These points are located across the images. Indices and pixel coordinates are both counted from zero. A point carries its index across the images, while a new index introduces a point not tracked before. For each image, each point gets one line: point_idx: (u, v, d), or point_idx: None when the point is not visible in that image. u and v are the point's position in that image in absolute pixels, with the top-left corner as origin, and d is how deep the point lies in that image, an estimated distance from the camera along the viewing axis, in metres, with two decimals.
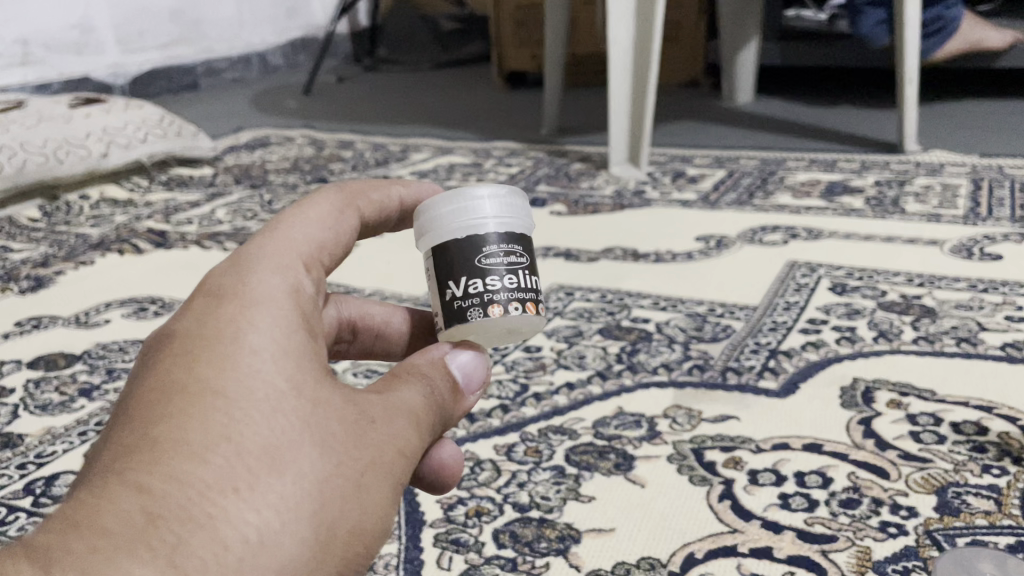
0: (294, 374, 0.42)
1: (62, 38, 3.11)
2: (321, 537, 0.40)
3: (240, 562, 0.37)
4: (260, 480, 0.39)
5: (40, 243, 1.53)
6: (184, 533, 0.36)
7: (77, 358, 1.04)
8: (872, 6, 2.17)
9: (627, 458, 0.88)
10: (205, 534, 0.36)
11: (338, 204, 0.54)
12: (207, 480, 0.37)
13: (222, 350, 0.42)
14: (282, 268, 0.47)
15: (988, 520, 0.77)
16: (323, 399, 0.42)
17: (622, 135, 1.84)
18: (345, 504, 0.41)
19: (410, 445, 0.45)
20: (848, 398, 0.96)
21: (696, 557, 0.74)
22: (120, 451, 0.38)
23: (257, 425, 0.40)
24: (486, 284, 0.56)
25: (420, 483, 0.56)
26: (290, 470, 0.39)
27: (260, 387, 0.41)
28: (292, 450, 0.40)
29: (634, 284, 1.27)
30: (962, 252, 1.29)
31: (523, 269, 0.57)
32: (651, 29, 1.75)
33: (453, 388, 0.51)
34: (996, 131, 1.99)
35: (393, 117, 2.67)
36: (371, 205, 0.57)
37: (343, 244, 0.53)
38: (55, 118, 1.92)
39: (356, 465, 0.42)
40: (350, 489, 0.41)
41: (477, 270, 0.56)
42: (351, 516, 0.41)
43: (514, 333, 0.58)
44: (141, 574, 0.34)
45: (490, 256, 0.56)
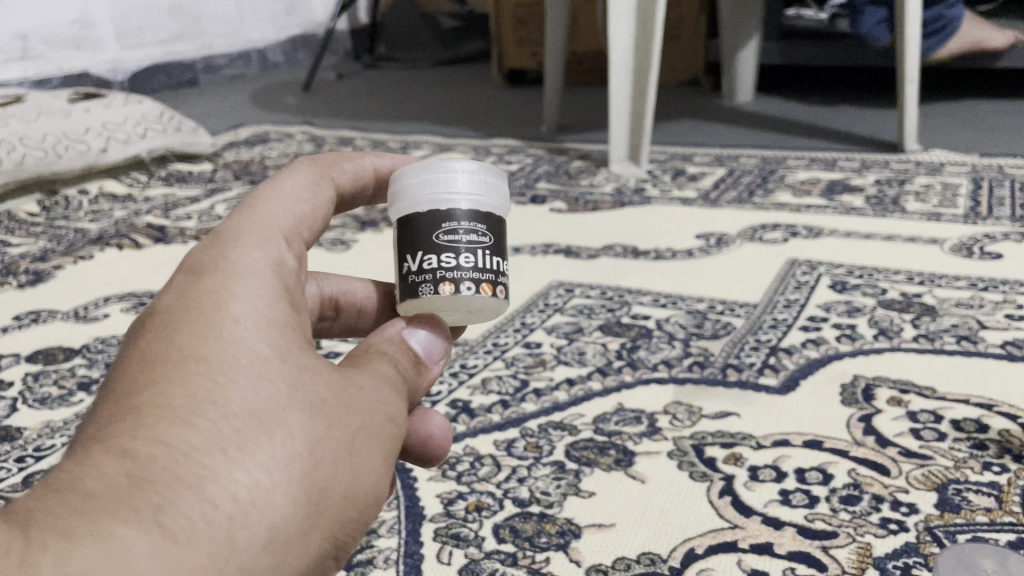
0: (277, 341, 0.42)
1: (61, 33, 3.10)
2: (313, 499, 0.39)
3: (230, 521, 0.36)
4: (249, 442, 0.38)
5: (39, 238, 1.53)
6: (171, 493, 0.36)
7: (76, 352, 1.04)
8: (872, 6, 2.17)
9: (627, 454, 0.88)
10: (193, 494, 0.36)
11: (316, 182, 0.54)
12: (194, 442, 0.37)
13: (204, 319, 0.42)
14: (264, 241, 0.47)
15: (988, 517, 0.77)
16: (308, 366, 0.42)
17: (622, 133, 1.84)
18: (336, 467, 0.41)
19: (397, 412, 0.45)
20: (847, 395, 0.96)
21: (696, 553, 0.74)
22: (103, 421, 0.38)
23: (242, 390, 0.39)
24: (440, 260, 0.56)
25: (409, 456, 0.57)
26: (278, 431, 0.39)
27: (243, 353, 0.41)
28: (279, 414, 0.40)
29: (634, 281, 1.27)
30: (962, 251, 1.29)
31: (482, 249, 0.56)
32: (652, 26, 1.75)
33: (414, 360, 0.51)
34: (995, 132, 1.99)
35: (393, 115, 2.66)
36: (344, 177, 0.57)
37: (320, 220, 0.53)
38: (54, 112, 1.91)
39: (345, 428, 0.42)
40: (340, 452, 0.41)
41: (434, 245, 0.56)
42: (345, 478, 0.41)
43: (475, 312, 0.58)
44: (128, 531, 0.33)
45: (449, 232, 0.56)
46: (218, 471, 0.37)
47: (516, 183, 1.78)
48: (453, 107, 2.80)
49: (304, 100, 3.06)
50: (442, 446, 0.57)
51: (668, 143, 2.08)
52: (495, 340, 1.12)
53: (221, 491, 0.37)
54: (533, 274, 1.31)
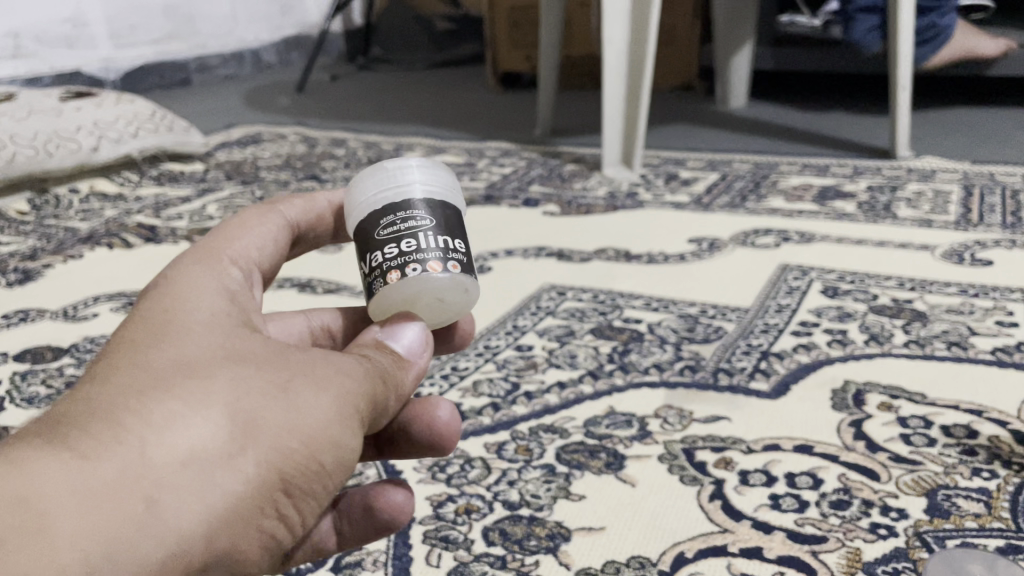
0: (212, 322, 0.48)
1: (53, 32, 3.09)
2: (240, 429, 0.43)
3: (152, 447, 0.41)
4: (173, 388, 0.43)
5: (29, 237, 1.52)
6: (97, 428, 0.41)
7: (65, 351, 1.03)
8: (865, 13, 2.18)
9: (618, 457, 0.88)
10: (118, 428, 0.41)
11: (269, 212, 0.61)
12: (137, 402, 0.42)
13: (153, 314, 0.49)
14: (211, 257, 0.54)
15: (977, 522, 0.77)
16: (241, 339, 0.48)
17: (616, 138, 1.85)
18: (263, 404, 0.44)
19: (342, 363, 0.49)
20: (838, 400, 0.96)
21: (686, 557, 0.74)
22: (65, 399, 0.44)
23: (174, 357, 0.45)
24: (384, 253, 0.57)
25: (423, 447, 0.63)
26: (216, 390, 0.44)
27: (178, 331, 0.47)
28: (204, 368, 0.45)
29: (626, 284, 1.27)
30: (953, 257, 1.29)
31: (423, 232, 0.57)
32: (646, 30, 1.75)
33: (393, 357, 0.52)
34: (987, 139, 2.00)
35: (387, 117, 2.66)
36: (299, 211, 0.64)
37: (274, 243, 0.60)
38: (46, 111, 1.90)
39: (273, 377, 0.46)
40: (267, 392, 0.45)
41: (377, 243, 0.58)
42: (273, 412, 0.44)
43: (442, 300, 0.58)
44: (51, 457, 0.39)
45: (387, 227, 0.58)
46: (157, 422, 0.42)
47: (509, 185, 1.78)
48: (447, 108, 2.79)
49: (298, 101, 3.06)
50: (451, 432, 0.64)
51: (662, 148, 2.08)
52: (486, 343, 1.12)
53: (160, 437, 0.41)
54: (525, 277, 1.31)
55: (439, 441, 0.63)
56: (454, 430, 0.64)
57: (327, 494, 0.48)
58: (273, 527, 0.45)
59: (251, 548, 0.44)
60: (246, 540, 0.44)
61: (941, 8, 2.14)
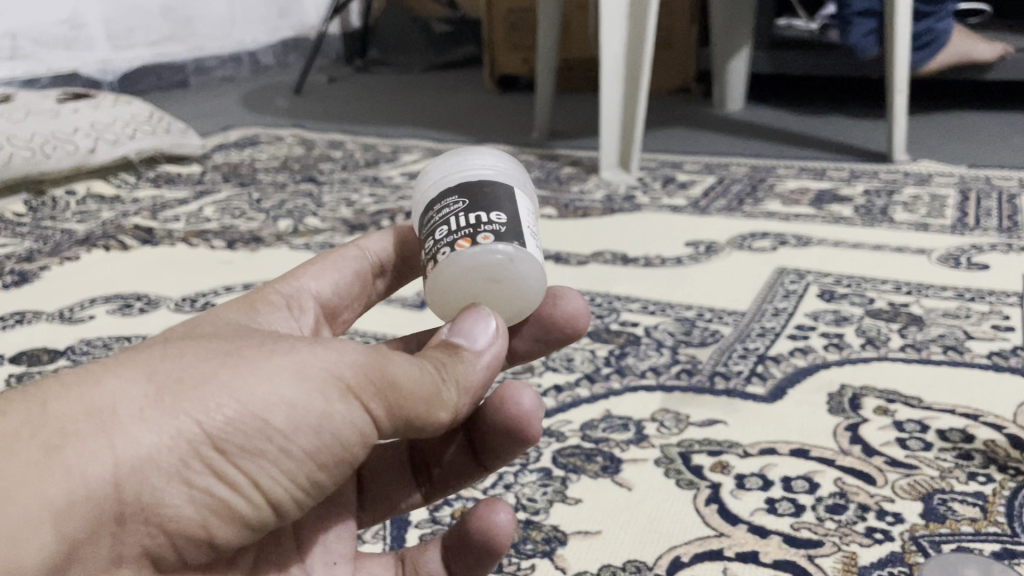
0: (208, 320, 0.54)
1: (51, 33, 3.09)
2: (170, 387, 0.47)
3: (87, 398, 0.46)
4: (133, 357, 0.49)
5: (26, 239, 1.51)
6: (55, 386, 0.47)
7: (61, 353, 1.03)
8: (862, 17, 2.18)
9: (614, 461, 0.88)
10: (70, 385, 0.47)
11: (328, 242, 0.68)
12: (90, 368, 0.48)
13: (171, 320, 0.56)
14: None
15: (973, 526, 0.77)
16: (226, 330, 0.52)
17: (613, 141, 1.85)
18: (200, 368, 0.47)
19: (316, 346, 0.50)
20: (835, 404, 0.96)
21: (682, 561, 0.74)
22: None
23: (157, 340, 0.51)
24: (431, 242, 0.64)
25: (512, 433, 0.66)
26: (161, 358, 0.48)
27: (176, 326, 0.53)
28: (169, 345, 0.50)
29: (623, 287, 1.27)
30: (949, 261, 1.29)
31: (458, 213, 0.64)
32: (643, 33, 1.75)
33: (447, 353, 0.55)
34: (983, 143, 2.00)
35: (385, 119, 2.66)
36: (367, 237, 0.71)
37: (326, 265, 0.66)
38: (43, 112, 1.90)
39: (225, 350, 0.49)
40: (211, 361, 0.48)
41: (427, 235, 0.66)
42: (206, 375, 0.47)
43: (489, 277, 0.62)
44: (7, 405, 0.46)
45: (434, 218, 0.66)
46: (103, 379, 0.47)
47: None
48: (444, 110, 2.80)
49: (295, 103, 3.06)
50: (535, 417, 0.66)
51: (659, 151, 2.08)
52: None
53: (87, 395, 0.46)
54: None
55: (522, 426, 0.65)
56: (539, 419, 0.65)
57: (290, 459, 0.48)
58: (213, 485, 0.47)
59: (188, 503, 0.47)
60: (176, 494, 0.46)
61: (938, 13, 2.15)
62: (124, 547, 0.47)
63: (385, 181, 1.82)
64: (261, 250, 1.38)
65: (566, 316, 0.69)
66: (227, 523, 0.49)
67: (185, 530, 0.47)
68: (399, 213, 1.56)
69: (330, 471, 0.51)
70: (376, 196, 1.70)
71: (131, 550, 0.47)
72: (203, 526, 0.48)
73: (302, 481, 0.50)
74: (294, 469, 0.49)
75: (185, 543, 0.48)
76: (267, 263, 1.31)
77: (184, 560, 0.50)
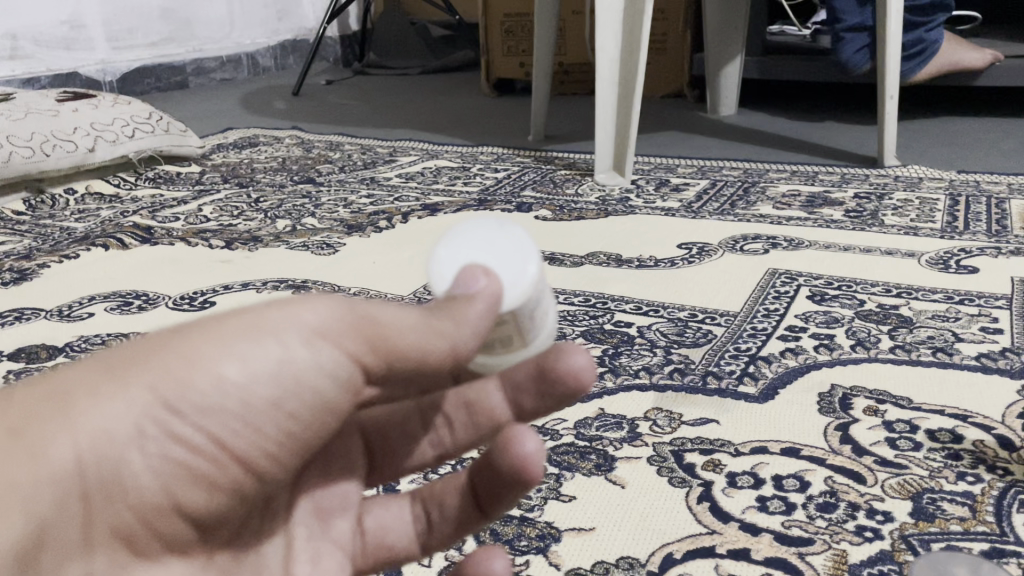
0: None
1: (51, 33, 3.11)
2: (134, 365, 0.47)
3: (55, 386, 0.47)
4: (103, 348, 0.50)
5: (25, 237, 1.52)
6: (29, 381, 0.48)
7: (60, 350, 1.04)
8: (853, 32, 2.20)
9: (608, 459, 0.89)
10: (40, 379, 0.48)
11: None
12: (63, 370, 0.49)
13: None
14: None
15: (962, 526, 0.79)
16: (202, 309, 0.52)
17: (607, 144, 1.86)
18: (163, 342, 0.48)
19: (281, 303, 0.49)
20: (825, 404, 0.98)
21: (674, 557, 0.75)
22: None
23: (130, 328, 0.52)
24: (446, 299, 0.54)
25: (510, 480, 0.59)
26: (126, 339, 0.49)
27: None
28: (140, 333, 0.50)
29: (617, 287, 1.28)
30: (938, 264, 1.31)
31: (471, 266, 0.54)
32: (639, 37, 1.76)
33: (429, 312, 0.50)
34: (974, 148, 2.02)
35: (380, 121, 2.67)
36: None
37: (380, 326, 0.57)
38: (43, 111, 1.90)
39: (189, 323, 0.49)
40: (170, 333, 0.48)
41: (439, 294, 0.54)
42: (172, 345, 0.47)
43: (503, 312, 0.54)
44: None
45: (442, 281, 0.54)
46: (77, 375, 0.47)
47: (501, 190, 1.78)
48: (439, 114, 2.80)
49: (293, 105, 3.07)
50: (537, 468, 0.58)
51: (653, 154, 2.09)
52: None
53: (53, 383, 0.47)
54: None
55: (524, 472, 0.58)
56: (542, 464, 0.58)
57: (252, 413, 0.46)
58: (176, 448, 0.46)
59: (151, 471, 0.46)
60: (138, 461, 0.45)
61: (930, 23, 2.17)
62: (99, 529, 0.46)
63: (383, 183, 1.83)
64: (260, 249, 1.39)
65: (568, 373, 0.57)
66: (203, 491, 0.47)
67: (154, 502, 0.46)
68: (397, 215, 1.57)
69: (304, 422, 0.48)
70: (373, 197, 1.71)
71: (105, 530, 0.46)
72: (173, 494, 0.46)
73: (275, 437, 0.47)
74: (259, 422, 0.46)
75: (160, 518, 0.47)
76: (265, 263, 1.32)
77: (169, 539, 0.48)
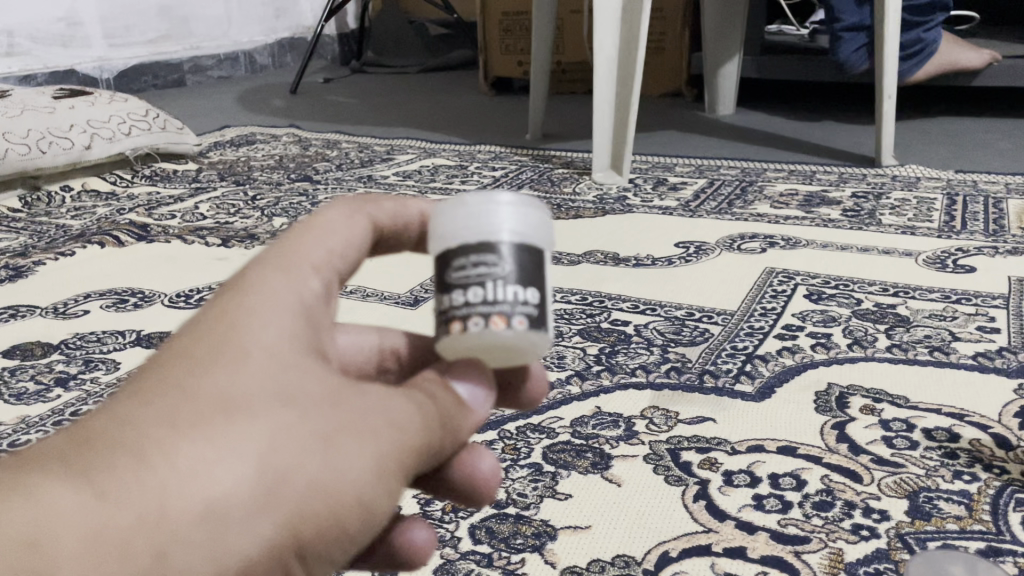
0: (291, 344, 0.45)
1: (47, 30, 3.11)
2: (264, 483, 0.40)
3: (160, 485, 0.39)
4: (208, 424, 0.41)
5: (20, 234, 1.51)
6: (108, 461, 0.40)
7: (54, 348, 1.03)
8: (852, 32, 2.21)
9: (605, 457, 0.89)
10: (127, 464, 0.40)
11: (349, 209, 0.56)
12: (145, 382, 0.44)
13: (220, 330, 0.45)
14: (285, 269, 0.50)
15: (958, 524, 0.81)
16: (308, 369, 0.45)
17: (605, 142, 1.85)
18: (293, 454, 0.41)
19: (405, 418, 0.45)
20: (822, 402, 0.98)
21: (670, 555, 0.77)
22: (100, 413, 0.43)
23: (216, 376, 0.43)
24: (454, 298, 0.52)
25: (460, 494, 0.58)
26: (226, 355, 0.44)
27: (236, 346, 0.44)
28: (244, 399, 0.42)
29: (614, 287, 1.25)
30: (936, 263, 1.30)
31: (496, 280, 0.51)
32: (637, 36, 1.76)
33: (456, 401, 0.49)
34: (971, 148, 2.03)
35: (377, 120, 2.66)
36: (382, 214, 0.58)
37: (355, 251, 0.54)
38: (39, 108, 1.90)
39: (309, 429, 0.42)
40: (292, 440, 0.41)
41: (448, 284, 0.53)
42: (307, 466, 0.41)
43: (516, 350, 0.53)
44: (62, 493, 0.38)
45: (460, 268, 0.52)
46: (185, 470, 0.40)
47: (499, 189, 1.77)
48: (435, 112, 2.79)
49: (289, 103, 3.06)
50: (487, 483, 0.58)
51: (652, 154, 2.09)
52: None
53: (155, 492, 0.39)
54: None
55: (475, 488, 0.58)
56: (494, 481, 0.58)
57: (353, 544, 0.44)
58: None
59: None
60: None
61: (929, 24, 2.17)
62: None
63: (379, 181, 1.83)
64: (255, 247, 1.38)
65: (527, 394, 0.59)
66: None
67: None
68: None
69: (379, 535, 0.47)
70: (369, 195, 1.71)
71: None
72: (271, 565, 0.41)
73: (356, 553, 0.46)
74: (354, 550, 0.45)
75: None
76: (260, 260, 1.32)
77: None
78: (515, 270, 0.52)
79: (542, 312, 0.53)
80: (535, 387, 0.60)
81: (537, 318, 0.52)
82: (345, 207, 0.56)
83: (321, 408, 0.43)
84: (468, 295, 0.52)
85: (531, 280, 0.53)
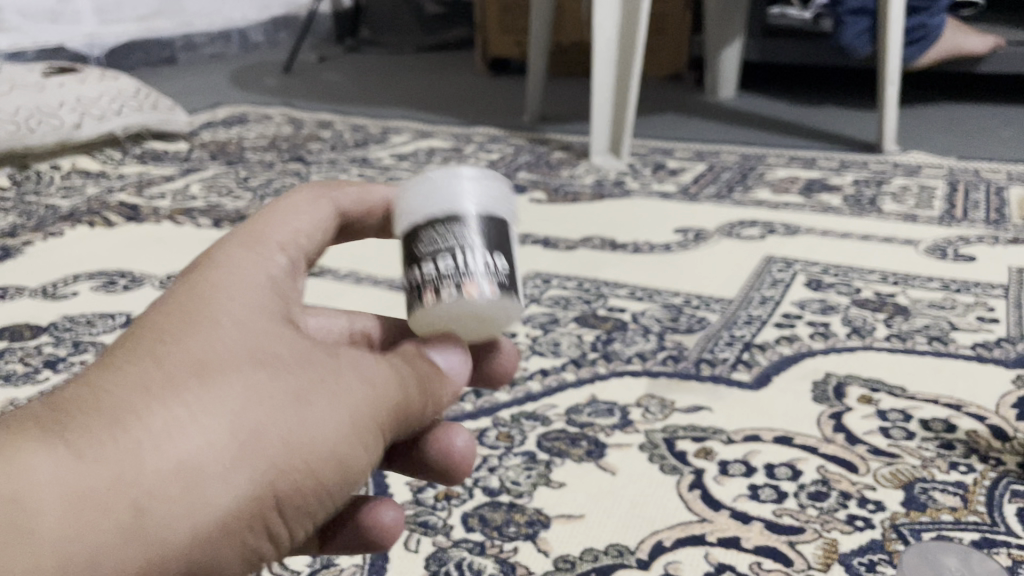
0: (259, 311, 0.46)
1: (39, 6, 3.06)
2: (242, 438, 0.41)
3: (138, 444, 0.39)
4: (184, 383, 0.42)
5: (9, 213, 1.50)
6: (84, 424, 0.40)
7: (43, 330, 1.02)
8: (855, 15, 2.18)
9: (599, 445, 0.88)
10: (104, 425, 0.40)
11: (313, 197, 0.58)
12: (112, 353, 0.44)
13: (189, 301, 0.46)
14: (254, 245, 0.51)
15: (954, 515, 0.80)
16: (278, 333, 0.46)
17: (604, 125, 1.84)
18: (269, 411, 0.42)
19: (379, 378, 0.46)
20: (819, 392, 0.97)
21: (664, 545, 0.76)
22: (70, 383, 0.43)
23: (189, 341, 0.44)
24: (423, 271, 0.54)
25: (436, 471, 0.60)
26: (210, 323, 0.45)
27: (206, 313, 0.45)
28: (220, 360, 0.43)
29: (611, 273, 1.23)
30: (936, 252, 1.29)
31: (461, 249, 0.53)
32: (638, 16, 1.74)
33: (436, 370, 0.51)
34: (973, 135, 2.01)
35: (374, 100, 2.63)
36: (348, 201, 0.61)
37: (322, 235, 0.57)
38: (29, 85, 1.87)
39: (282, 387, 0.43)
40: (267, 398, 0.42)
41: (417, 258, 0.55)
42: (284, 421, 0.42)
43: (483, 319, 0.55)
44: (35, 454, 0.38)
45: (427, 242, 0.54)
46: (161, 429, 0.40)
47: (496, 171, 1.76)
48: (433, 92, 2.76)
49: (285, 81, 3.03)
50: (465, 462, 0.60)
51: (651, 137, 2.07)
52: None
53: (133, 451, 0.39)
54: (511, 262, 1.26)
55: (452, 462, 0.60)
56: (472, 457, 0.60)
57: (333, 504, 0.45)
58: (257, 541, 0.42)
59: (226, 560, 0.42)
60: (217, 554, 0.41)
61: (932, 9, 2.14)
62: None
63: (375, 163, 1.81)
64: None
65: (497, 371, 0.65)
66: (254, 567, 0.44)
67: None
68: None
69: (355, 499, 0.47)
70: (365, 177, 1.70)
71: None
72: (249, 523, 0.41)
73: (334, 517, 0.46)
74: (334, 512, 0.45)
75: None
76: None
77: None
78: (482, 239, 0.54)
79: (513, 280, 0.55)
80: (505, 362, 0.65)
81: (506, 285, 0.54)
82: (307, 192, 0.58)
83: (292, 367, 0.44)
84: (435, 266, 0.53)
85: (499, 247, 0.55)
